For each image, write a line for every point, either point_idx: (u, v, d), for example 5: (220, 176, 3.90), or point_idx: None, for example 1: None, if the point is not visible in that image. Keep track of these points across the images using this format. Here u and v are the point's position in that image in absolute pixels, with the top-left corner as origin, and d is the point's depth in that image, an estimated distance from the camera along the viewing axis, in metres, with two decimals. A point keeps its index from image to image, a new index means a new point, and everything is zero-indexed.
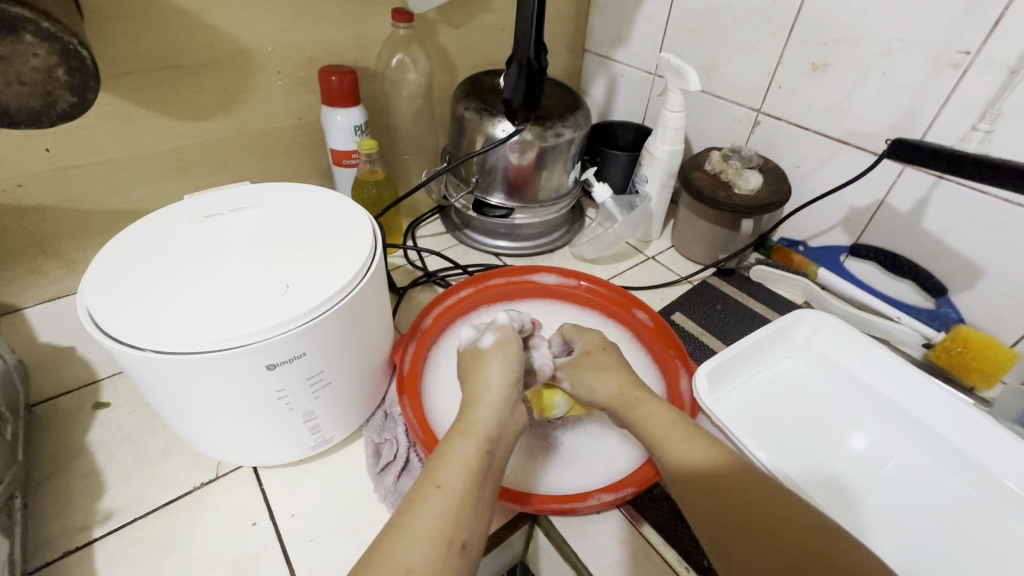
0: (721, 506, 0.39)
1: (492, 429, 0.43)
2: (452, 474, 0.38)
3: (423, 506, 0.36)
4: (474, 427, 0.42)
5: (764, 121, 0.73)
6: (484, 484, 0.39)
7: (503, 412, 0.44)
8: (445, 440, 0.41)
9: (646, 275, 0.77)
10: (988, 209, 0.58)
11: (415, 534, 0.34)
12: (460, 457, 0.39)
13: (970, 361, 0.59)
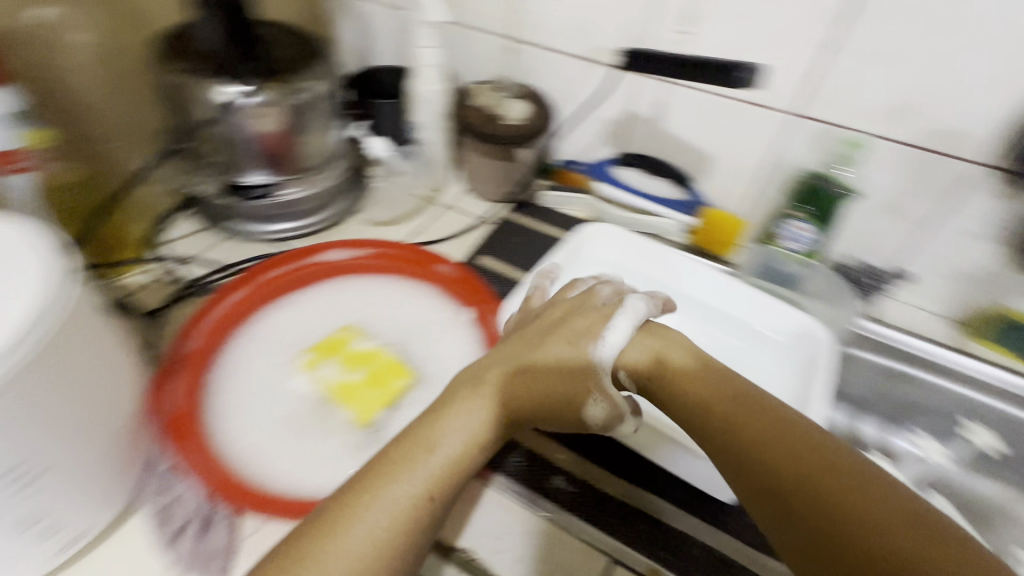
0: (757, 428, 0.37)
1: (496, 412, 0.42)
2: (390, 478, 0.38)
3: (358, 523, 0.35)
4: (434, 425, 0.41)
5: (518, 47, 0.73)
6: (431, 491, 0.38)
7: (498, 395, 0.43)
8: (401, 441, 0.40)
9: (446, 226, 0.75)
10: (706, 103, 0.67)
11: (341, 550, 0.34)
12: (414, 464, 0.39)
13: (718, 235, 0.71)
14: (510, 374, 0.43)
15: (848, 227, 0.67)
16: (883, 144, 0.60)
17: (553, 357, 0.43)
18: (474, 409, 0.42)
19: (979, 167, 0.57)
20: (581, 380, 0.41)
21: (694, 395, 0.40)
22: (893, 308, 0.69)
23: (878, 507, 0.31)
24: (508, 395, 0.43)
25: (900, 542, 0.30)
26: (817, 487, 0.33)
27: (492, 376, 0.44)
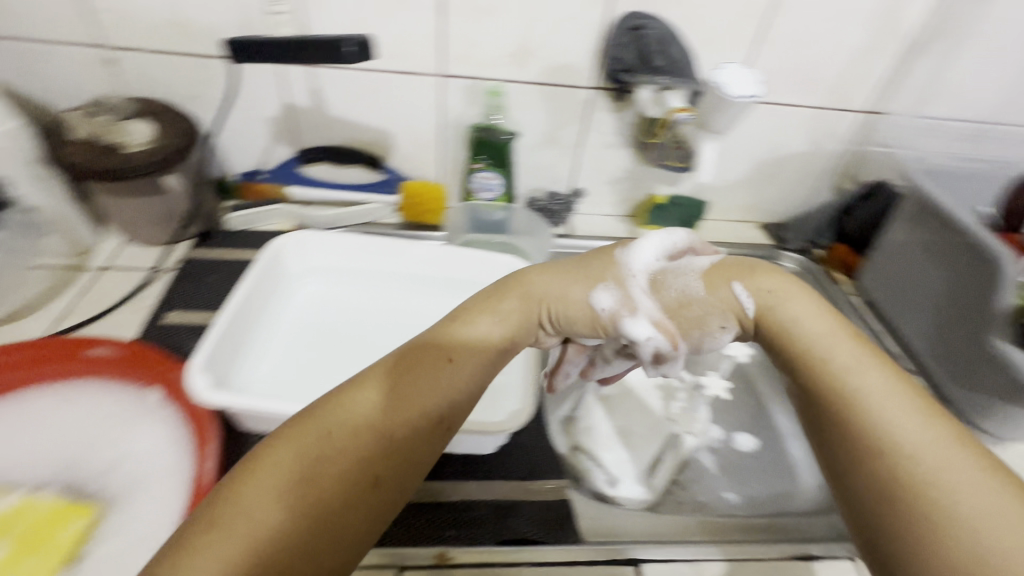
0: (842, 333, 0.41)
1: (444, 377, 0.38)
2: (306, 454, 0.32)
3: (258, 501, 0.30)
4: (378, 398, 0.36)
5: (118, 56, 0.61)
6: (365, 479, 0.33)
7: (449, 363, 0.39)
8: (329, 407, 0.35)
9: (108, 292, 0.60)
10: (357, 81, 0.65)
11: (230, 532, 0.28)
12: (343, 440, 0.33)
13: (423, 205, 0.72)
14: (447, 356, 0.40)
15: (525, 166, 0.75)
16: (518, 87, 0.67)
17: (479, 339, 0.42)
18: (380, 388, 0.36)
19: (589, 90, 0.68)
20: (482, 350, 0.42)
21: (795, 315, 0.43)
22: (581, 222, 0.81)
23: (916, 430, 0.34)
24: (451, 370, 0.39)
25: (942, 466, 0.32)
26: (878, 403, 0.36)
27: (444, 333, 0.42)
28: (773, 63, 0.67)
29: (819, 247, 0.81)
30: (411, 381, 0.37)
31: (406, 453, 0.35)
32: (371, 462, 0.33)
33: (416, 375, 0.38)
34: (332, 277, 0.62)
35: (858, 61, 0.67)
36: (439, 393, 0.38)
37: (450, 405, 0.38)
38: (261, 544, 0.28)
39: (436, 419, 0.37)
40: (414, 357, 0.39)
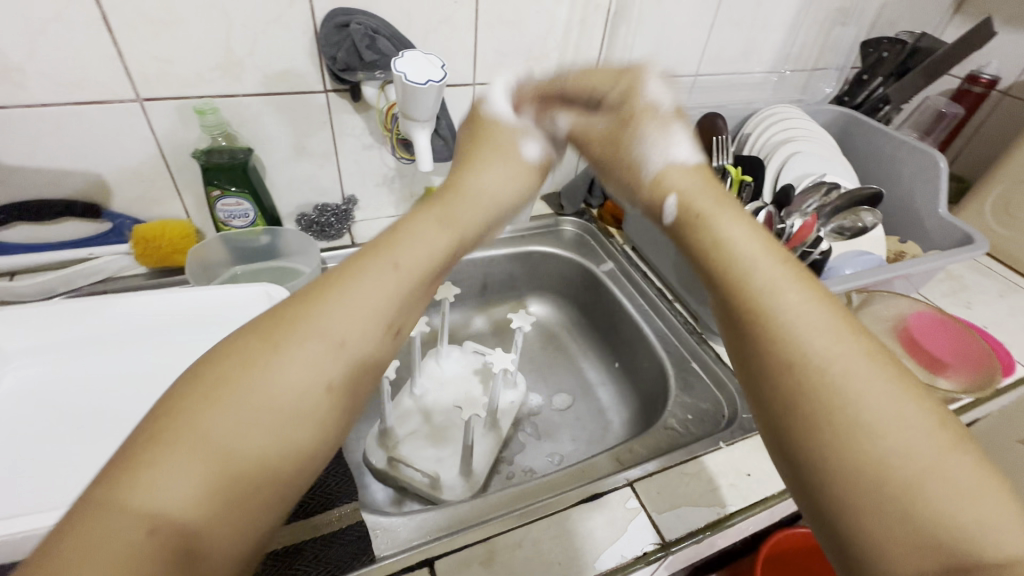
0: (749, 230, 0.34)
1: (396, 312, 0.31)
2: (204, 432, 0.24)
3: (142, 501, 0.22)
4: (316, 338, 0.28)
5: None
6: (297, 441, 0.26)
7: (397, 270, 0.32)
8: (248, 364, 0.26)
9: None
10: (27, 121, 0.54)
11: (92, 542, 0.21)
12: (262, 404, 0.26)
13: (163, 249, 0.64)
14: (400, 265, 0.32)
15: (282, 182, 0.70)
16: (240, 101, 0.61)
17: (435, 245, 0.35)
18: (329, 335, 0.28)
19: (323, 95, 0.65)
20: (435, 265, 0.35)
21: (719, 229, 0.35)
22: (365, 229, 0.79)
23: (825, 340, 0.27)
24: (400, 281, 0.32)
25: (865, 384, 0.26)
26: (797, 312, 0.29)
27: (399, 235, 0.34)
28: (498, 45, 0.70)
29: (592, 207, 0.89)
30: (354, 308, 0.30)
31: (343, 411, 0.28)
32: (300, 428, 0.26)
33: (368, 298, 0.30)
34: (44, 355, 0.52)
35: (574, 35, 0.73)
36: (379, 312, 0.30)
37: (402, 312, 0.32)
38: (200, 489, 0.23)
39: (380, 336, 0.30)
40: (351, 278, 0.31)
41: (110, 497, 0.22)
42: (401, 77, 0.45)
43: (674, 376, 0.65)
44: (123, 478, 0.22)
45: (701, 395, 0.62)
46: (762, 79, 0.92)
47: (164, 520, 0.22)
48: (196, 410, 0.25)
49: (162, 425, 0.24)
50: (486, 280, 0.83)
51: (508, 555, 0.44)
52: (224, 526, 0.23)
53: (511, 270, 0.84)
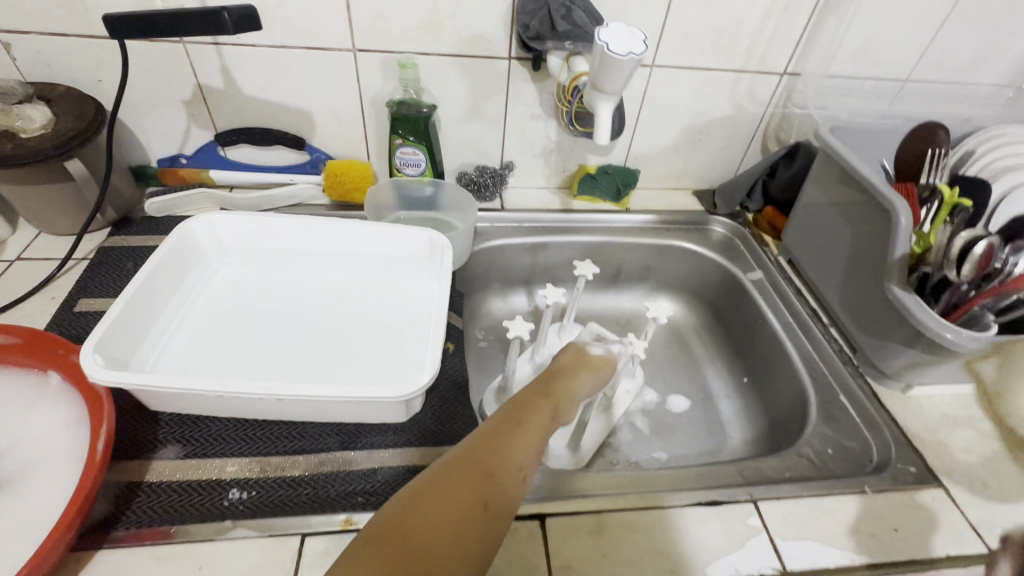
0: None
1: (522, 461, 0.38)
2: (392, 539, 0.31)
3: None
4: (468, 479, 0.35)
5: (12, 41, 0.59)
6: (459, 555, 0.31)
7: (535, 418, 0.41)
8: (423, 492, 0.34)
9: (19, 282, 0.59)
10: (267, 58, 0.64)
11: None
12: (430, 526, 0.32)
13: (349, 185, 0.72)
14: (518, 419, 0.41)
15: (452, 140, 0.75)
16: (435, 59, 0.66)
17: (541, 409, 0.43)
18: (476, 469, 0.35)
19: (507, 61, 0.68)
20: (542, 427, 0.41)
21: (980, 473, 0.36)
22: (515, 196, 0.82)
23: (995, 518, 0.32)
24: (525, 439, 0.39)
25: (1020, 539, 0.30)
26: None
27: (514, 408, 0.42)
28: (685, 26, 0.67)
29: (748, 211, 0.83)
30: (490, 454, 0.37)
31: (492, 531, 0.34)
32: (467, 545, 0.32)
33: (498, 446, 0.37)
34: (251, 259, 0.61)
35: (771, 24, 0.68)
36: (510, 456, 0.37)
37: (523, 450, 0.38)
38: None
39: (515, 472, 0.37)
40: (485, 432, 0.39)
41: None
42: (603, 46, 0.45)
43: (817, 406, 0.59)
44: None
45: (847, 432, 0.56)
46: (990, 94, 0.78)
47: None
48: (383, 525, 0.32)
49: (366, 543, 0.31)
50: (620, 266, 0.82)
51: (617, 533, 0.44)
52: None
53: (648, 261, 0.82)
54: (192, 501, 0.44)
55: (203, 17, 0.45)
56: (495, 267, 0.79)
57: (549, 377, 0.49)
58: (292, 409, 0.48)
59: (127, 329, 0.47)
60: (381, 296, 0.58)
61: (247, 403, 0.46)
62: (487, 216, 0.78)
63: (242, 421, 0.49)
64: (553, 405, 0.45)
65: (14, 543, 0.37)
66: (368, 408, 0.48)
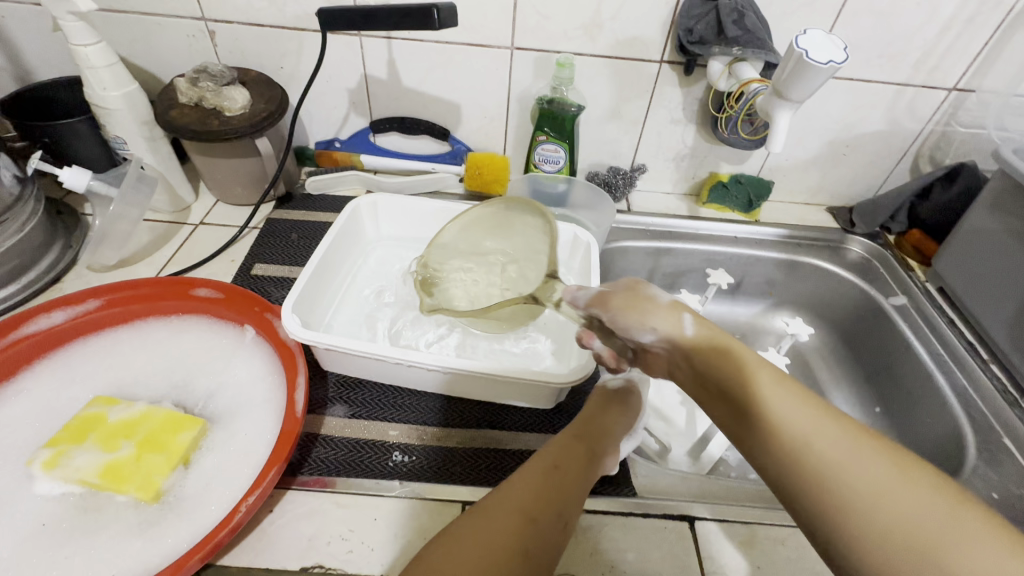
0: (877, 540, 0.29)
1: (561, 505, 0.37)
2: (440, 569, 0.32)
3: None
4: (505, 521, 0.35)
5: (217, 29, 0.67)
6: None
7: (571, 465, 0.41)
8: (464, 531, 0.35)
9: (205, 244, 0.66)
10: (432, 53, 0.68)
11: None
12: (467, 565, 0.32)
13: (487, 177, 0.75)
14: (553, 460, 0.41)
15: (588, 140, 0.76)
16: (587, 61, 0.68)
17: (578, 453, 0.42)
18: (515, 513, 0.36)
19: (658, 64, 0.68)
20: (581, 474, 0.41)
21: (783, 415, 0.34)
22: (641, 199, 0.82)
23: (890, 487, 0.30)
24: (561, 484, 0.39)
25: (919, 518, 0.29)
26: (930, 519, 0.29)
27: (549, 452, 0.42)
28: (851, 35, 0.65)
29: (890, 233, 0.78)
30: (526, 497, 0.37)
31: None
32: None
33: (533, 491, 0.38)
34: (402, 241, 0.65)
35: (948, 36, 0.64)
36: (546, 500, 0.37)
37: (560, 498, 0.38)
38: None
39: (552, 516, 0.37)
40: (519, 479, 0.39)
41: None
42: (799, 53, 0.44)
43: (974, 446, 0.55)
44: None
45: (1015, 478, 0.52)
46: None
47: None
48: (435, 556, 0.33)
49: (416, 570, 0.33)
50: (742, 279, 0.80)
51: (770, 546, 0.44)
52: None
53: (773, 276, 0.79)
54: (362, 458, 0.47)
55: (412, 13, 0.49)
56: (616, 268, 0.80)
57: (584, 416, 0.47)
58: (450, 384, 0.50)
59: (312, 296, 0.52)
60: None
61: (413, 373, 0.49)
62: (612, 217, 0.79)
63: (400, 390, 0.53)
64: (590, 446, 0.43)
65: (231, 472, 0.41)
66: (521, 390, 0.50)
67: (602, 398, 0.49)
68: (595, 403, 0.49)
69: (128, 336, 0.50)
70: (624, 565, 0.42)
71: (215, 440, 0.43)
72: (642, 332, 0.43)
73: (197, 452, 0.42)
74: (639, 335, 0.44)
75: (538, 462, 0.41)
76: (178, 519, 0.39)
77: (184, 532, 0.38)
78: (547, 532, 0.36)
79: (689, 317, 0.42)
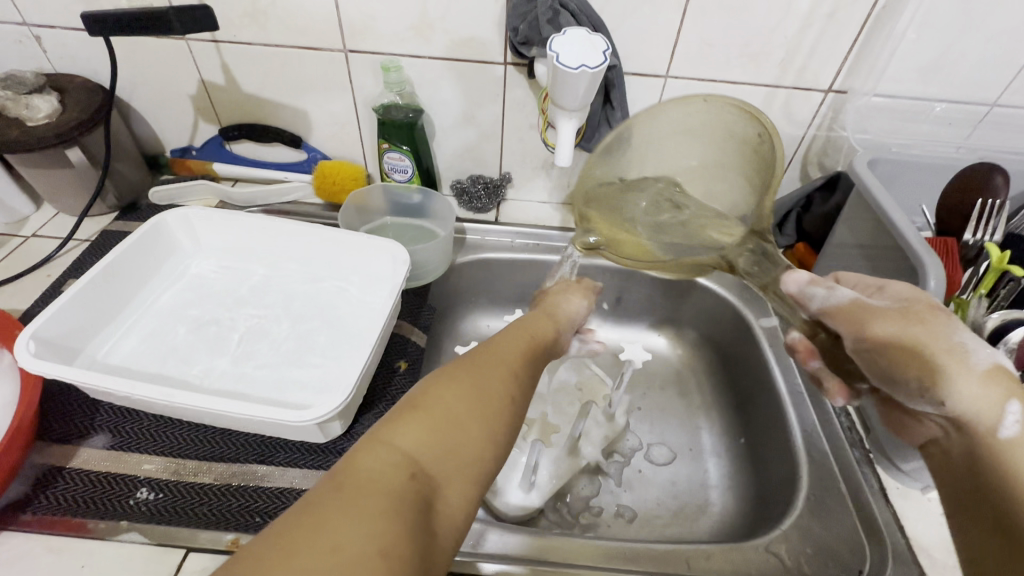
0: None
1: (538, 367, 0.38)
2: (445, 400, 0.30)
3: (388, 458, 0.26)
4: (501, 367, 0.34)
5: (41, 34, 0.64)
6: (498, 431, 0.30)
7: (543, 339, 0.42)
8: (459, 371, 0.32)
9: (26, 258, 0.64)
10: (264, 57, 0.64)
11: (374, 469, 0.25)
12: (467, 400, 0.30)
13: (336, 186, 0.71)
14: (525, 329, 0.42)
15: (447, 147, 0.72)
16: (426, 63, 0.63)
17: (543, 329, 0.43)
18: (513, 366, 0.35)
19: (502, 67, 0.63)
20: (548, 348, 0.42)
21: None
22: (514, 209, 0.77)
23: None
24: (534, 349, 0.40)
25: None
26: None
27: (517, 324, 0.43)
28: (707, 34, 0.59)
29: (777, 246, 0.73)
30: (514, 356, 0.37)
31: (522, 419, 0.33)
32: (511, 427, 0.32)
33: (519, 351, 0.38)
34: (224, 257, 0.62)
35: (814, 33, 0.58)
36: (527, 359, 0.37)
37: (538, 361, 0.39)
38: (437, 438, 0.28)
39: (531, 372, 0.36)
40: (502, 340, 0.38)
41: (379, 436, 0.27)
42: (557, 57, 0.44)
43: (805, 493, 0.49)
44: (379, 427, 0.28)
45: (836, 529, 0.47)
46: None
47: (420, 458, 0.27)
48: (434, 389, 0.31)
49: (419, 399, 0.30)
50: (620, 295, 0.75)
51: None
52: (459, 474, 0.28)
53: (652, 294, 0.74)
54: (100, 495, 0.44)
55: None
56: (483, 282, 0.75)
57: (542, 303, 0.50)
58: (211, 417, 0.47)
59: (76, 318, 0.49)
60: (338, 308, 0.57)
61: (164, 405, 0.46)
62: (477, 229, 0.75)
63: (172, 420, 0.50)
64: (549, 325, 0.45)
65: None
66: (280, 426, 0.46)
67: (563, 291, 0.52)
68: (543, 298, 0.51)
69: None
70: None
71: None
72: (920, 398, 0.34)
73: None
74: (914, 404, 0.35)
75: (514, 331, 0.41)
76: None
77: None
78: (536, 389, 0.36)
79: (1019, 405, 0.31)
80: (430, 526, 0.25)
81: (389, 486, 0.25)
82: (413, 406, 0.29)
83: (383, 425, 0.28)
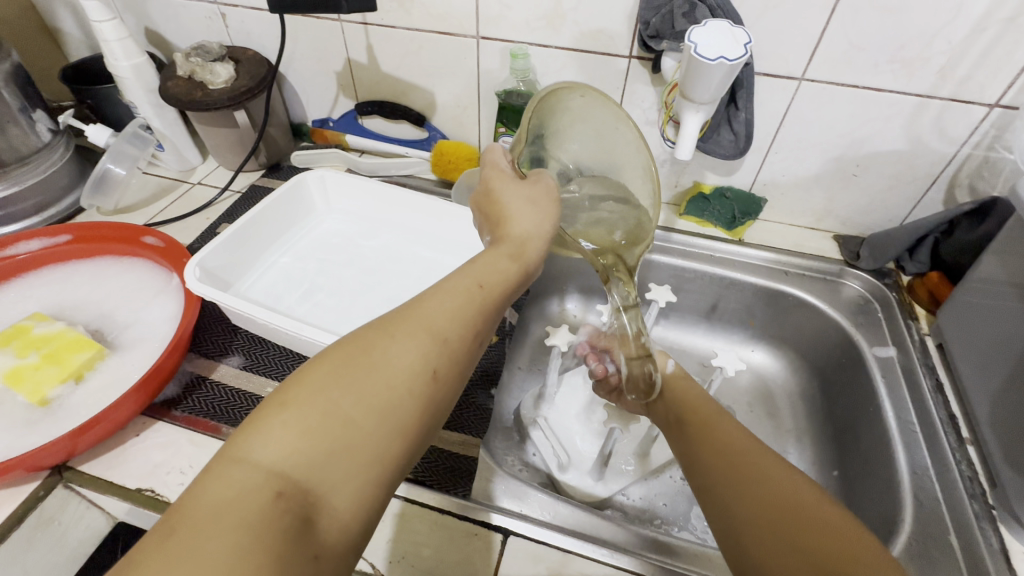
0: (775, 524, 0.31)
1: (476, 329, 0.34)
2: (321, 400, 0.28)
3: (246, 476, 0.25)
4: (410, 345, 0.31)
5: (226, 12, 0.74)
6: (395, 427, 0.29)
7: (495, 293, 0.37)
8: (348, 354, 0.30)
9: (192, 201, 0.75)
10: (404, 40, 0.70)
11: (230, 488, 0.24)
12: (347, 399, 0.28)
13: (451, 163, 0.75)
14: (478, 280, 0.36)
15: None
16: (551, 52, 0.65)
17: (501, 272, 0.38)
18: (429, 340, 0.32)
19: (626, 60, 0.63)
20: (502, 302, 0.37)
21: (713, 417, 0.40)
22: None
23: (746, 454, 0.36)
24: (473, 305, 0.35)
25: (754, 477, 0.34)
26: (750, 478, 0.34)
27: (463, 269, 0.37)
28: (854, 36, 0.55)
29: (905, 273, 0.66)
30: (437, 322, 0.32)
31: (436, 399, 0.31)
32: (410, 417, 0.29)
33: (447, 313, 0.33)
34: (348, 220, 0.68)
35: (983, 40, 0.52)
36: (463, 321, 0.34)
37: (472, 322, 0.34)
38: (309, 446, 0.26)
39: (465, 338, 0.33)
40: (434, 297, 0.34)
41: (240, 446, 0.26)
42: (693, 48, 0.44)
43: (906, 539, 0.45)
44: (237, 436, 0.26)
45: None
46: None
47: (283, 473, 0.25)
48: (318, 381, 0.28)
49: (295, 398, 0.28)
50: (717, 303, 0.73)
51: None
52: (341, 480, 0.26)
53: (752, 305, 0.71)
54: (231, 405, 0.51)
55: None
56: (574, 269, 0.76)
57: (494, 219, 0.41)
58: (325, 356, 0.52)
59: (229, 254, 0.57)
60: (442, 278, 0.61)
61: (286, 337, 0.52)
62: None
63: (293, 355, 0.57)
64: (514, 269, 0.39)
65: (108, 394, 0.48)
66: None
67: (525, 197, 0.39)
68: (488, 208, 0.42)
69: (85, 267, 0.60)
70: (414, 558, 0.42)
71: (109, 365, 0.50)
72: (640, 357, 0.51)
73: (90, 372, 0.49)
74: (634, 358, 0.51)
75: (450, 282, 0.36)
76: (50, 423, 0.46)
77: (50, 433, 0.45)
78: (465, 361, 0.33)
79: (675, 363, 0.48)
80: (307, 551, 0.24)
81: (245, 510, 0.24)
82: (281, 405, 0.27)
83: (244, 433, 0.26)
